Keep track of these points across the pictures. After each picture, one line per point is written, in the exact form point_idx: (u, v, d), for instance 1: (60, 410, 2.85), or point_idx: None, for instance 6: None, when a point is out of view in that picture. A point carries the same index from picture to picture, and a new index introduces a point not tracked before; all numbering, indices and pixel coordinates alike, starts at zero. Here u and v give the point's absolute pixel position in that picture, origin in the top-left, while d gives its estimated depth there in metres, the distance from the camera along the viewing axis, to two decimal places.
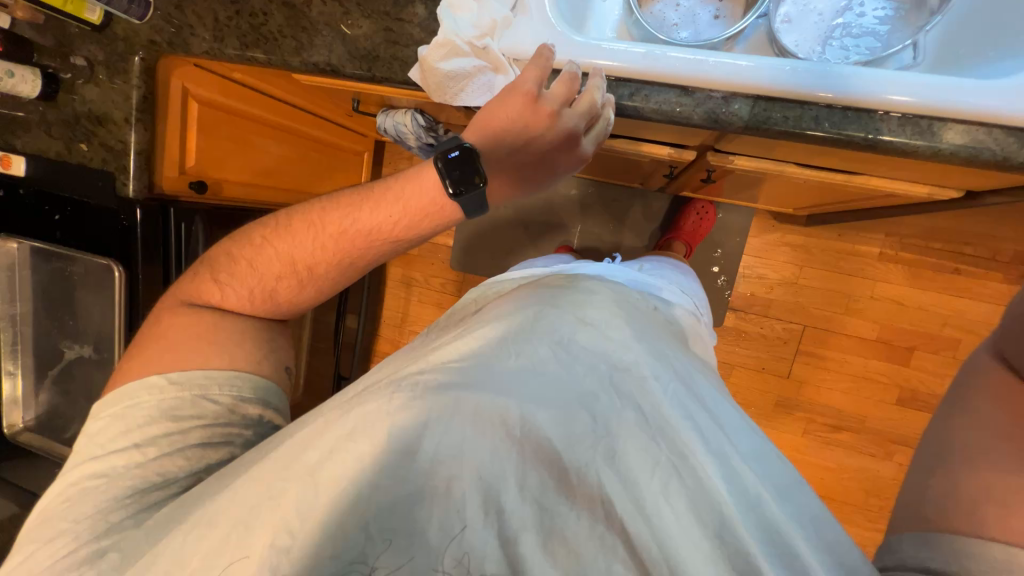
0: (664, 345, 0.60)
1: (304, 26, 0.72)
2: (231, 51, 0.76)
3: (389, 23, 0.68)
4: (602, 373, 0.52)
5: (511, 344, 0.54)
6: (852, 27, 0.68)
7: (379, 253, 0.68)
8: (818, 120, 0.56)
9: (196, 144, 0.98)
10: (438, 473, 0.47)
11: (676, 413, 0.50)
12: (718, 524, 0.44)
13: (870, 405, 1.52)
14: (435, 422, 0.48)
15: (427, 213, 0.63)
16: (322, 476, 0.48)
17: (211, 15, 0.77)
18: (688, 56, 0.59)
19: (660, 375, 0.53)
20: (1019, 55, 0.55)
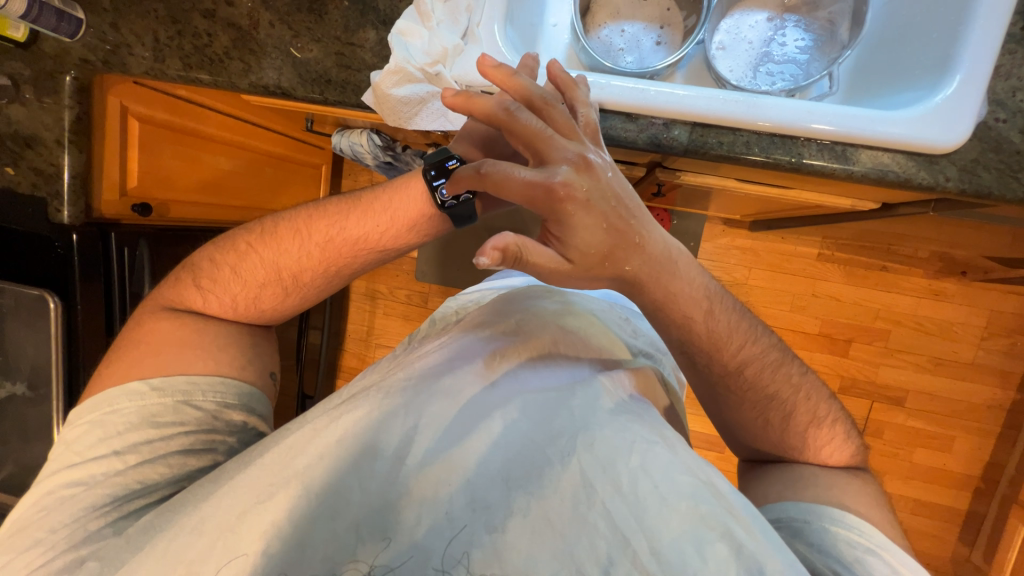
0: (618, 356, 0.69)
1: (252, 49, 0.71)
2: (174, 72, 0.74)
3: (341, 47, 0.68)
4: (566, 377, 0.61)
5: (479, 355, 0.63)
6: (777, 56, 0.75)
7: (366, 262, 0.70)
8: (748, 145, 0.61)
9: (138, 165, 0.94)
10: (428, 474, 0.53)
11: (634, 410, 0.59)
12: (684, 503, 0.50)
13: None
14: (423, 425, 0.56)
15: (412, 224, 0.67)
16: (316, 485, 0.53)
17: (150, 34, 0.74)
18: (631, 85, 0.63)
19: (619, 381, 0.63)
20: (913, 89, 0.62)
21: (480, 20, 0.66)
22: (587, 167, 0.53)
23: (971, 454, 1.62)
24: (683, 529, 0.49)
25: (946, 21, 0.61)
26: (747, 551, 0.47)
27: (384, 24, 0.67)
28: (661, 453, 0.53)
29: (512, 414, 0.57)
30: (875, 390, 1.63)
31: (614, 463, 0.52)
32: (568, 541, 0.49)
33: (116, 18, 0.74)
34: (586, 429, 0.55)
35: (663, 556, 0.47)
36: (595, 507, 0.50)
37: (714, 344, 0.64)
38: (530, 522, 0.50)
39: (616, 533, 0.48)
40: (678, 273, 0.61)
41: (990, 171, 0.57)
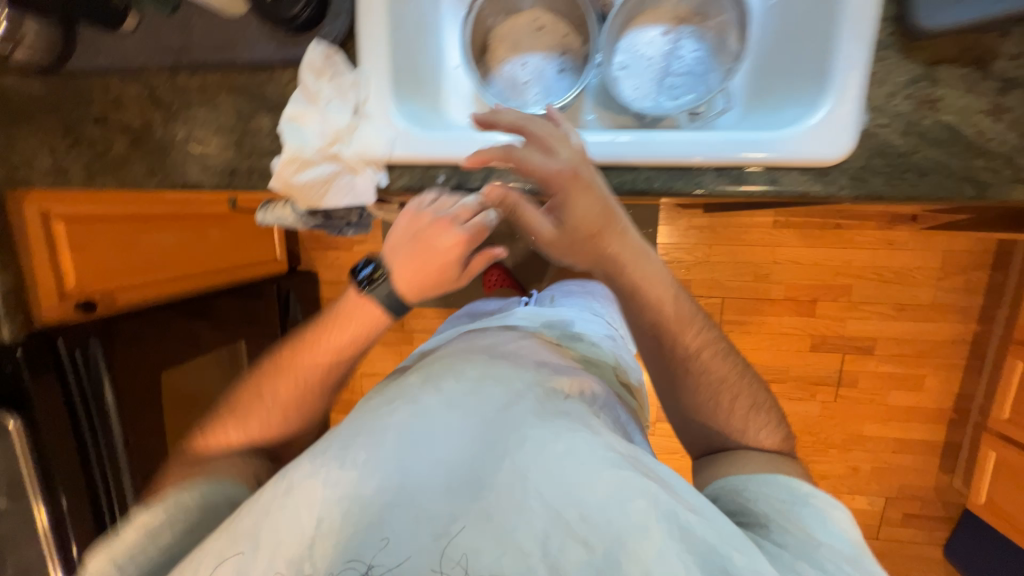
0: (555, 363, 0.70)
1: (150, 149, 0.70)
2: (79, 183, 0.73)
3: (239, 137, 0.68)
4: (488, 379, 0.62)
5: (423, 377, 0.63)
6: (677, 69, 0.74)
7: (358, 345, 0.69)
8: (650, 181, 0.62)
9: (72, 264, 0.94)
10: (364, 496, 0.50)
11: (553, 400, 0.60)
12: (606, 472, 0.51)
13: (789, 355, 1.70)
14: (351, 452, 0.54)
15: (445, 272, 0.63)
16: (262, 536, 0.50)
17: (46, 146, 0.72)
18: (526, 139, 0.63)
19: (553, 383, 0.63)
20: (799, 99, 0.63)
21: (367, 93, 0.63)
22: (585, 186, 0.58)
23: (941, 388, 1.69)
24: (613, 492, 0.50)
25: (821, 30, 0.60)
26: (671, 503, 0.50)
27: (275, 108, 0.66)
28: (580, 433, 0.55)
29: (439, 418, 0.56)
30: (845, 343, 1.69)
31: (539, 451, 0.52)
32: (511, 527, 0.48)
33: (8, 136, 0.73)
34: (506, 425, 0.56)
35: (606, 519, 0.48)
36: (523, 484, 0.50)
37: (680, 326, 0.67)
38: (484, 518, 0.49)
39: (550, 511, 0.49)
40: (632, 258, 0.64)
41: (873, 176, 0.59)
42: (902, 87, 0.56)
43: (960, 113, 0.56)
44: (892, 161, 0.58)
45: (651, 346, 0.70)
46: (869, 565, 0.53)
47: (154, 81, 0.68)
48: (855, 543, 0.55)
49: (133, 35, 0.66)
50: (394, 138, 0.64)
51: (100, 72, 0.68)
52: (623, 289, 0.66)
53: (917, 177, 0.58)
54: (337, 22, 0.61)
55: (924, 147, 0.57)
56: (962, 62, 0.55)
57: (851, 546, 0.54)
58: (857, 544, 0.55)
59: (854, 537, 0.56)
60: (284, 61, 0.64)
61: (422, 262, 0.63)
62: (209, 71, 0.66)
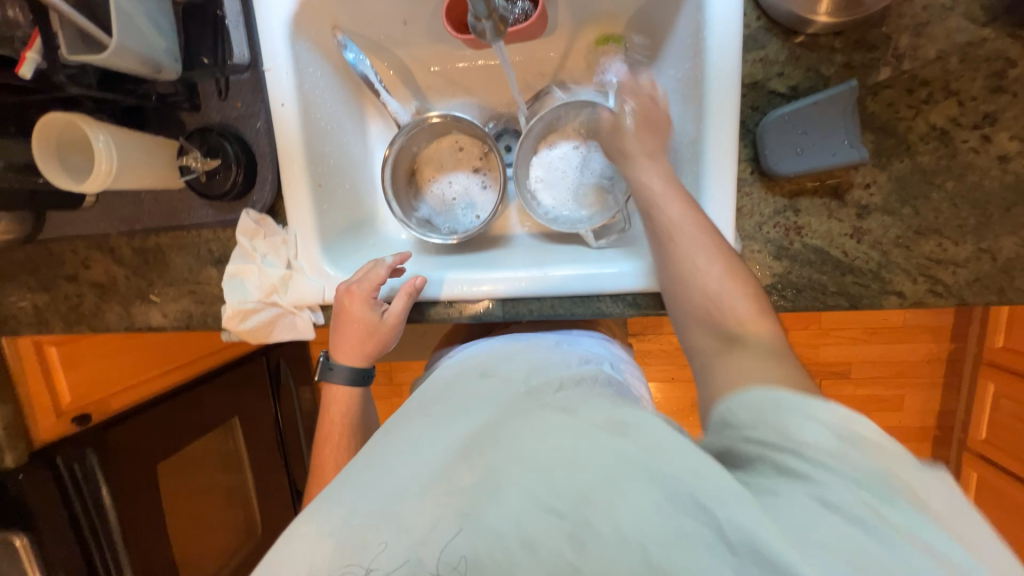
0: (559, 361, 0.60)
1: (118, 300, 0.78)
2: (59, 331, 0.81)
3: (192, 286, 0.76)
4: (478, 385, 0.55)
5: (423, 406, 0.56)
6: (587, 182, 0.79)
7: (370, 355, 0.69)
8: (555, 309, 0.69)
9: (66, 383, 1.02)
10: (353, 519, 0.42)
11: (540, 397, 0.50)
12: (575, 438, 0.41)
13: None
14: (336, 501, 0.45)
15: (367, 325, 0.68)
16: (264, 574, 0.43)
17: (29, 302, 0.81)
18: (443, 278, 0.70)
19: (543, 379, 0.54)
20: None
21: (298, 249, 0.71)
22: (652, 154, 0.62)
23: (921, 408, 1.64)
24: (568, 451, 0.40)
25: (693, 167, 0.64)
26: (671, 444, 0.38)
27: (221, 262, 0.74)
28: (557, 412, 0.45)
29: (419, 434, 0.50)
30: (822, 368, 1.62)
31: (515, 435, 0.43)
32: (497, 524, 0.37)
33: None
34: (489, 426, 0.46)
35: (586, 499, 0.37)
36: (497, 485, 0.40)
37: (719, 324, 0.50)
38: (475, 517, 0.38)
39: (522, 487, 0.39)
40: (672, 249, 0.55)
41: None
42: (769, 218, 0.62)
43: (826, 237, 0.61)
44: (771, 280, 0.63)
45: (696, 297, 0.53)
46: (872, 449, 0.35)
47: (116, 244, 0.76)
48: (847, 425, 0.36)
49: (93, 209, 0.74)
50: (325, 287, 0.70)
51: (68, 240, 0.76)
52: (667, 287, 0.56)
53: (794, 294, 0.62)
54: (264, 191, 0.69)
55: (797, 267, 0.62)
56: (821, 193, 0.60)
57: (837, 429, 0.36)
58: (850, 423, 0.36)
59: (862, 426, 0.36)
60: (224, 223, 0.71)
61: (351, 339, 0.69)
62: (160, 233, 0.74)
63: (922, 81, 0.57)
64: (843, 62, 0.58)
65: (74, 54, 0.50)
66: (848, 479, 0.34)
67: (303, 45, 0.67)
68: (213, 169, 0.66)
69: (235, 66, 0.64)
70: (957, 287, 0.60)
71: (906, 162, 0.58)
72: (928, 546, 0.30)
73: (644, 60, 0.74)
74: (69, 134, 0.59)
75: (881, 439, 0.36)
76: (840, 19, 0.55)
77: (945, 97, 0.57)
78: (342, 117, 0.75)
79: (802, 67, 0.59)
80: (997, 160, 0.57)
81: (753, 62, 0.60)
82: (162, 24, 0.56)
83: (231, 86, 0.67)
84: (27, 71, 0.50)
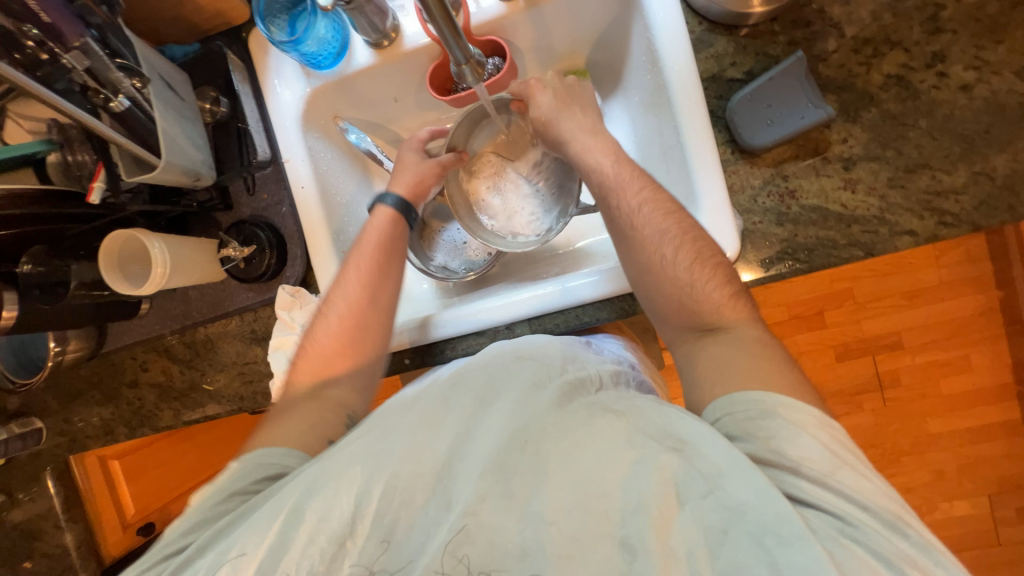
0: (574, 346, 0.61)
1: (175, 396, 0.83)
2: (124, 436, 0.86)
3: (241, 367, 0.81)
4: (518, 368, 0.55)
5: (458, 383, 0.55)
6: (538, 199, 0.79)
7: (387, 278, 0.68)
8: (580, 317, 0.71)
9: (128, 493, 1.08)
10: (400, 485, 0.47)
11: (583, 394, 0.52)
12: (630, 451, 0.45)
13: (820, 371, 1.52)
14: (387, 459, 0.48)
15: (392, 234, 0.71)
16: (306, 509, 0.46)
17: (96, 415, 0.87)
18: (469, 311, 0.72)
19: (580, 372, 0.55)
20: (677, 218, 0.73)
21: None
22: (590, 129, 0.68)
23: (992, 363, 1.46)
24: (626, 468, 0.45)
25: (678, 162, 0.69)
26: (728, 467, 0.43)
27: (265, 339, 0.79)
28: (610, 420, 0.48)
29: (469, 422, 0.51)
30: (869, 346, 1.49)
31: (572, 442, 0.47)
32: (545, 513, 0.44)
33: (66, 413, 0.87)
34: (541, 419, 0.49)
35: (647, 512, 0.42)
36: (548, 484, 0.45)
37: (701, 312, 0.57)
38: (515, 503, 0.45)
39: (577, 495, 0.44)
40: (641, 240, 0.61)
41: (768, 265, 0.65)
42: (761, 189, 0.65)
43: (821, 194, 0.64)
44: (780, 247, 0.65)
45: (677, 284, 0.58)
46: (853, 475, 0.44)
47: (169, 343, 0.83)
48: (830, 450, 0.45)
49: (147, 315, 0.80)
50: None
51: (128, 348, 0.83)
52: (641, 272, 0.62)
53: (808, 255, 0.64)
54: (296, 265, 0.76)
55: (802, 229, 0.64)
56: (804, 156, 0.64)
57: (825, 454, 0.44)
58: (833, 449, 0.45)
59: (834, 442, 0.46)
60: (263, 302, 0.77)
61: (403, 169, 0.75)
62: (207, 325, 0.81)
63: (865, 40, 0.62)
64: (787, 40, 0.65)
65: (132, 176, 0.60)
66: (883, 528, 0.41)
67: (313, 136, 0.77)
68: (250, 255, 0.74)
69: (260, 163, 0.74)
70: (966, 214, 0.60)
71: (875, 111, 0.62)
72: (920, 567, 0.40)
73: (608, 82, 0.82)
74: (128, 248, 0.68)
75: (864, 469, 0.45)
76: (772, 7, 0.62)
77: (890, 48, 0.62)
78: (353, 190, 0.82)
79: (751, 53, 0.66)
80: (960, 91, 0.60)
81: (707, 59, 0.67)
82: (197, 140, 0.65)
83: (257, 181, 0.76)
84: (99, 198, 0.61)
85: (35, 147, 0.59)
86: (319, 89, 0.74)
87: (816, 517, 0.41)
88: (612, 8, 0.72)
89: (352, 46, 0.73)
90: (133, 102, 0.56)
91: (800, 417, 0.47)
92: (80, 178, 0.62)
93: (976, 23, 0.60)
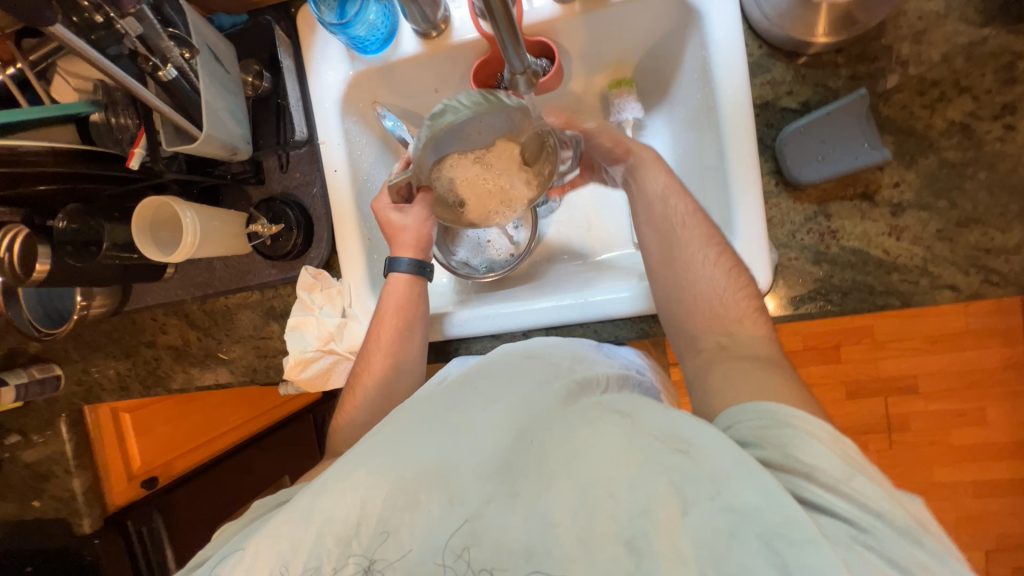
0: (583, 349, 0.60)
1: (190, 360, 0.85)
2: (138, 393, 0.88)
3: (257, 341, 0.82)
4: (525, 366, 0.55)
5: (466, 381, 0.55)
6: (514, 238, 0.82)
7: (409, 348, 0.69)
8: (597, 332, 0.70)
9: (136, 448, 1.09)
10: (405, 480, 0.46)
11: (589, 395, 0.52)
12: (634, 450, 0.45)
13: (830, 407, 1.49)
14: (394, 454, 0.48)
15: (414, 302, 0.70)
16: (315, 509, 0.46)
17: (112, 369, 0.89)
18: (485, 313, 0.72)
19: (587, 372, 0.54)
20: None
21: (352, 297, 0.76)
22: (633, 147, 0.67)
23: (1009, 420, 1.42)
24: (631, 470, 0.44)
25: (718, 183, 0.67)
26: (735, 469, 0.41)
27: (282, 316, 0.80)
28: (614, 420, 0.48)
29: (473, 414, 0.50)
30: (882, 386, 1.46)
31: (575, 440, 0.46)
32: (553, 513, 0.43)
33: (85, 364, 0.90)
34: (547, 418, 0.49)
35: (654, 514, 0.41)
36: (554, 481, 0.45)
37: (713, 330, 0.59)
38: (522, 499, 0.44)
39: (583, 497, 0.44)
40: (681, 251, 0.62)
41: (798, 303, 0.63)
42: (802, 225, 0.63)
43: (863, 238, 0.62)
44: (813, 286, 0.63)
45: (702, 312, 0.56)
46: (867, 484, 0.42)
47: (190, 308, 0.84)
48: (844, 458, 0.44)
49: (171, 279, 0.81)
50: None
51: (149, 309, 0.84)
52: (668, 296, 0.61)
53: (841, 297, 0.62)
54: (321, 248, 0.76)
55: (838, 271, 0.62)
56: (850, 196, 0.62)
57: (839, 462, 0.43)
58: (846, 458, 0.44)
59: (848, 454, 0.45)
60: (285, 280, 0.78)
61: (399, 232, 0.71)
62: (228, 295, 0.82)
63: (932, 82, 0.59)
64: (849, 74, 0.62)
65: (172, 145, 0.60)
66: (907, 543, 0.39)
67: (350, 119, 0.76)
68: (277, 233, 0.74)
69: (297, 143, 0.73)
70: (1014, 275, 0.58)
71: (932, 157, 0.60)
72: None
73: (654, 94, 0.80)
74: (160, 214, 0.69)
75: None
76: (837, 38, 0.59)
77: (958, 93, 0.59)
78: (384, 176, 0.81)
79: (809, 83, 0.63)
80: None
81: (762, 84, 0.65)
82: (239, 115, 0.66)
83: (291, 159, 0.76)
84: (136, 163, 0.61)
85: (80, 107, 0.58)
86: (362, 73, 0.74)
87: (829, 523, 0.40)
88: (668, 20, 0.70)
89: (400, 33, 0.72)
90: (180, 72, 0.56)
91: (815, 429, 0.46)
92: (120, 141, 0.62)
93: None
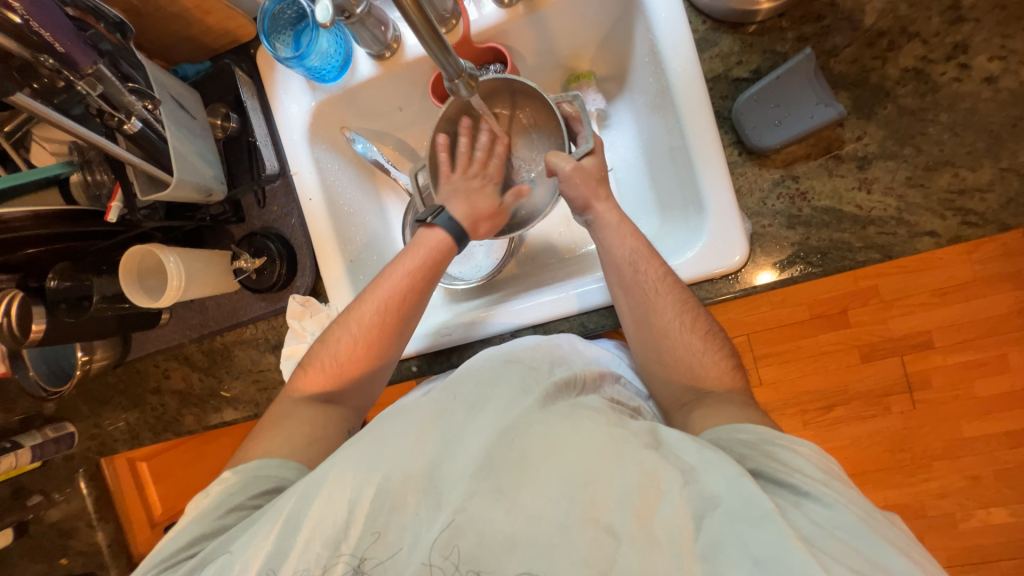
0: (559, 351, 0.60)
1: (194, 402, 0.87)
2: (149, 440, 0.90)
3: (256, 375, 0.83)
4: (504, 371, 0.54)
5: (448, 390, 0.54)
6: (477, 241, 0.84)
7: (422, 298, 0.68)
8: (585, 323, 0.70)
9: (156, 494, 1.12)
10: (390, 486, 0.46)
11: (566, 397, 0.52)
12: (612, 446, 0.45)
13: (844, 374, 1.45)
14: (378, 458, 0.48)
15: (438, 256, 0.69)
16: (305, 516, 0.46)
17: (122, 420, 0.91)
18: (468, 319, 0.73)
19: (566, 373, 0.54)
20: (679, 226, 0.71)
21: None
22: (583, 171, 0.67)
23: None
24: (608, 461, 0.44)
25: (684, 163, 0.67)
26: (700, 463, 0.45)
27: (277, 347, 0.82)
28: (594, 417, 0.48)
29: (457, 420, 0.50)
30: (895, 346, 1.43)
31: (557, 440, 0.46)
32: (536, 508, 0.43)
33: (96, 418, 0.91)
34: (527, 419, 0.48)
35: (632, 499, 0.42)
36: (537, 478, 0.44)
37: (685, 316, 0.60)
38: (506, 496, 0.44)
39: (565, 493, 0.43)
40: (635, 284, 0.62)
41: (779, 268, 0.63)
42: (770, 191, 0.63)
43: (833, 195, 0.61)
44: (792, 250, 0.62)
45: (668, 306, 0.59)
46: (844, 488, 0.45)
47: (188, 351, 0.86)
48: (825, 467, 0.46)
49: (167, 324, 0.83)
50: None
51: (150, 356, 0.86)
52: (644, 287, 0.61)
53: (820, 258, 0.62)
54: (306, 275, 0.78)
55: (813, 232, 0.62)
56: (815, 156, 0.62)
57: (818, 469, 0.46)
58: (826, 469, 0.47)
59: (830, 467, 0.47)
60: (275, 311, 0.79)
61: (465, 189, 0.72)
62: (224, 333, 0.83)
63: (879, 33, 0.59)
64: (796, 36, 0.62)
65: (146, 194, 0.62)
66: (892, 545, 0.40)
67: (320, 147, 0.78)
68: (261, 266, 0.76)
69: (270, 176, 0.75)
70: (991, 213, 0.57)
71: (890, 107, 0.59)
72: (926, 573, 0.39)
73: (612, 85, 0.81)
74: (146, 263, 0.71)
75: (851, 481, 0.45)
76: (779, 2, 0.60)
77: (907, 39, 0.59)
78: (359, 201, 0.83)
79: (758, 51, 0.64)
80: (984, 83, 0.57)
81: (712, 58, 0.66)
82: (208, 157, 0.68)
83: (267, 194, 0.78)
84: (115, 217, 0.63)
85: (55, 169, 0.60)
86: (324, 102, 0.76)
87: (813, 511, 0.42)
88: (613, 10, 0.71)
89: (355, 58, 0.74)
90: (145, 123, 0.58)
91: (800, 447, 0.48)
92: (98, 197, 0.65)
93: (1002, 10, 0.56)
